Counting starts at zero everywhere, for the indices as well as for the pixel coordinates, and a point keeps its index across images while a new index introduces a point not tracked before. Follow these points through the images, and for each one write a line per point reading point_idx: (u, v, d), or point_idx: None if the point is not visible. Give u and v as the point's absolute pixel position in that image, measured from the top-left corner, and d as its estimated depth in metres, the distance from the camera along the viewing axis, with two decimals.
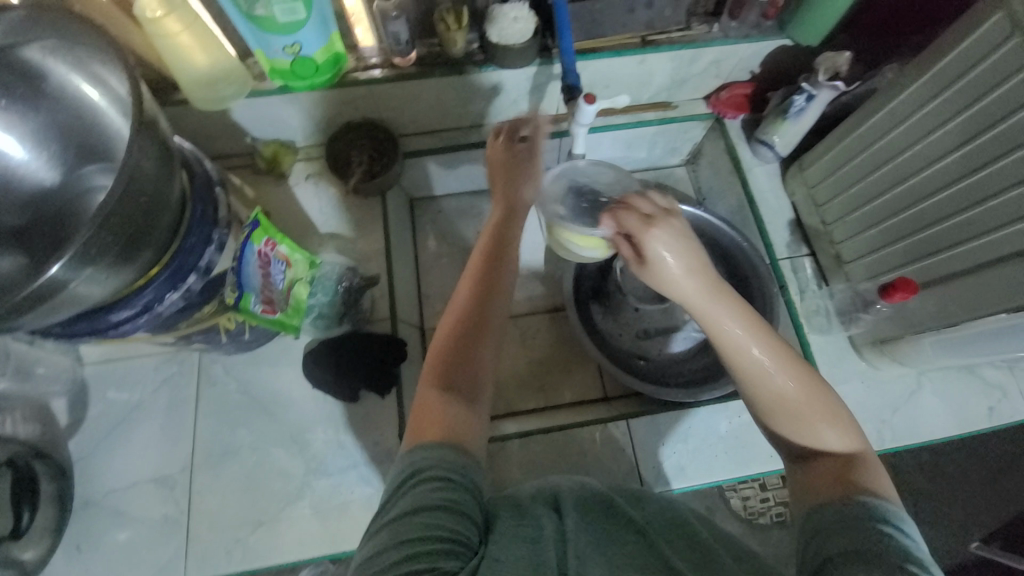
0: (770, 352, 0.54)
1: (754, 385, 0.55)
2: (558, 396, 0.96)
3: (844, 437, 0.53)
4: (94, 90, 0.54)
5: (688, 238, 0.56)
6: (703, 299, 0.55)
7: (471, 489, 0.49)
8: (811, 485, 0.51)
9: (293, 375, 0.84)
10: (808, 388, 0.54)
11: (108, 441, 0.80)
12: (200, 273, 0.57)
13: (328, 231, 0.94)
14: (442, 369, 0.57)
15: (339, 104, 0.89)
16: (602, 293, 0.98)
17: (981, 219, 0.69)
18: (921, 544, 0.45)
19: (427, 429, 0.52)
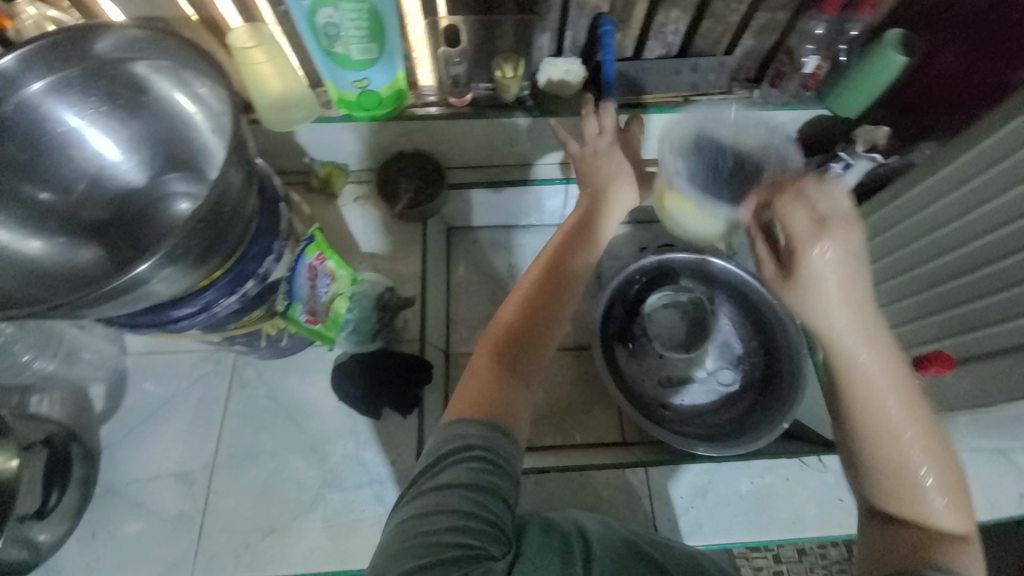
0: (895, 393, 0.52)
1: (863, 419, 0.53)
2: (576, 435, 0.95)
3: (951, 514, 0.50)
4: (193, 106, 0.59)
5: (857, 261, 0.53)
6: (846, 324, 0.53)
7: (512, 473, 0.50)
8: (891, 550, 0.49)
9: (321, 386, 0.86)
10: (931, 444, 0.52)
11: (138, 431, 0.82)
12: (257, 280, 0.61)
13: (370, 250, 0.98)
14: (501, 338, 0.58)
15: (396, 136, 0.95)
16: (627, 336, 1.00)
17: (1011, 305, 0.72)
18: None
19: (479, 400, 0.53)
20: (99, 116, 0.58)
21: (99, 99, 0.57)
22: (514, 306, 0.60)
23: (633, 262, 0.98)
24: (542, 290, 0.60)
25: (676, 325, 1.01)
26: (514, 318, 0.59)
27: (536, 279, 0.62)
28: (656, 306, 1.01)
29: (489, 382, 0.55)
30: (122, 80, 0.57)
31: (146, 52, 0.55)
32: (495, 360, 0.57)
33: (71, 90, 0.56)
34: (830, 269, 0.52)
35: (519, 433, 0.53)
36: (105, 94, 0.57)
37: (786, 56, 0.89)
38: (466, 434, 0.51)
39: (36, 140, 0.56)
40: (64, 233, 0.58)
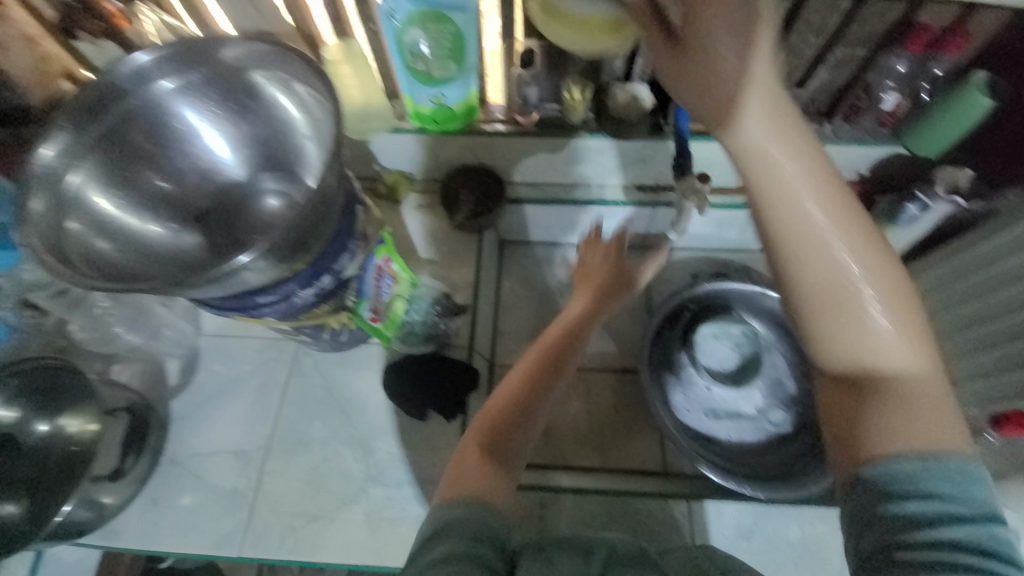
0: (829, 204, 0.43)
1: (806, 263, 0.44)
2: (616, 460, 0.94)
3: (908, 356, 0.44)
4: (296, 114, 0.64)
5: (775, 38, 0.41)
6: (770, 133, 0.42)
7: (487, 538, 0.49)
8: (852, 439, 0.44)
9: (371, 383, 0.89)
10: (874, 270, 0.44)
11: (203, 408, 0.88)
12: (333, 275, 0.65)
13: (427, 257, 1.02)
14: (487, 433, 0.64)
15: (462, 150, 0.99)
16: (674, 366, 0.96)
17: None
18: (982, 499, 0.40)
19: (465, 483, 0.57)
20: (214, 116, 0.65)
21: (217, 103, 0.64)
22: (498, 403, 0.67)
23: (686, 287, 0.98)
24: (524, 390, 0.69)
25: (729, 357, 0.96)
26: (499, 415, 0.66)
27: (518, 380, 0.70)
28: (707, 338, 0.97)
29: (476, 469, 0.59)
30: (239, 87, 0.64)
31: (264, 65, 0.61)
32: (481, 451, 0.62)
33: (195, 92, 0.63)
34: (737, 62, 0.41)
35: (501, 509, 0.55)
36: (223, 98, 0.64)
37: (864, 91, 0.85)
38: (465, 517, 0.51)
39: (161, 135, 0.64)
40: (174, 222, 0.65)
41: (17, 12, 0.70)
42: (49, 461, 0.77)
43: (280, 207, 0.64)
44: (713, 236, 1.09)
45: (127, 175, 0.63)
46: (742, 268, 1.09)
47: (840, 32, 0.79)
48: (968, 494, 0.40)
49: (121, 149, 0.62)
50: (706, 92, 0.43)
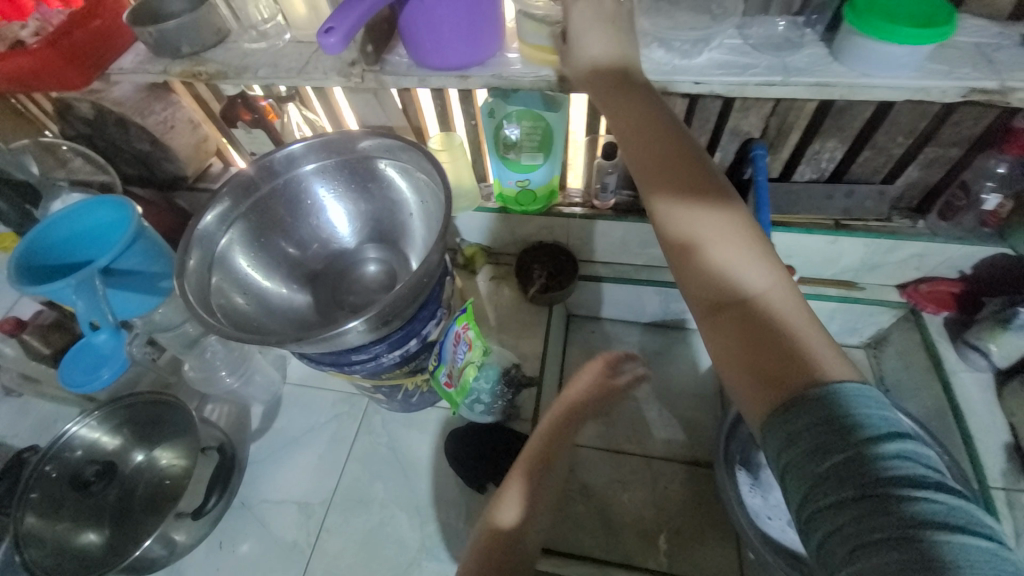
0: (661, 132, 0.52)
1: (661, 189, 0.51)
2: (685, 564, 0.86)
3: (765, 275, 0.45)
4: (414, 200, 0.75)
5: (616, 32, 0.58)
6: (609, 87, 0.56)
7: None
8: (740, 375, 0.41)
9: (435, 447, 0.91)
10: (711, 189, 0.50)
11: (277, 455, 0.92)
12: (419, 338, 0.70)
13: (497, 325, 1.05)
14: (488, 557, 0.59)
15: (541, 228, 1.05)
16: (751, 464, 0.90)
17: None
18: (879, 408, 0.34)
19: None
20: (341, 195, 0.76)
21: (348, 185, 0.75)
22: (502, 526, 0.63)
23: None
24: (526, 491, 0.67)
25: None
26: (501, 539, 0.61)
27: (522, 500, 0.66)
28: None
29: None
30: (368, 174, 0.74)
31: (396, 157, 0.71)
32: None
33: (328, 173, 0.74)
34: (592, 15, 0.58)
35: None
36: (354, 182, 0.75)
37: (961, 190, 0.81)
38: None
39: (295, 207, 0.74)
40: (293, 282, 0.75)
41: (189, 102, 0.89)
42: (147, 495, 0.85)
43: (384, 276, 0.76)
44: None
45: (263, 240, 0.73)
46: None
47: (931, 134, 0.78)
48: (865, 406, 0.34)
49: (262, 218, 0.73)
50: (578, 60, 0.58)
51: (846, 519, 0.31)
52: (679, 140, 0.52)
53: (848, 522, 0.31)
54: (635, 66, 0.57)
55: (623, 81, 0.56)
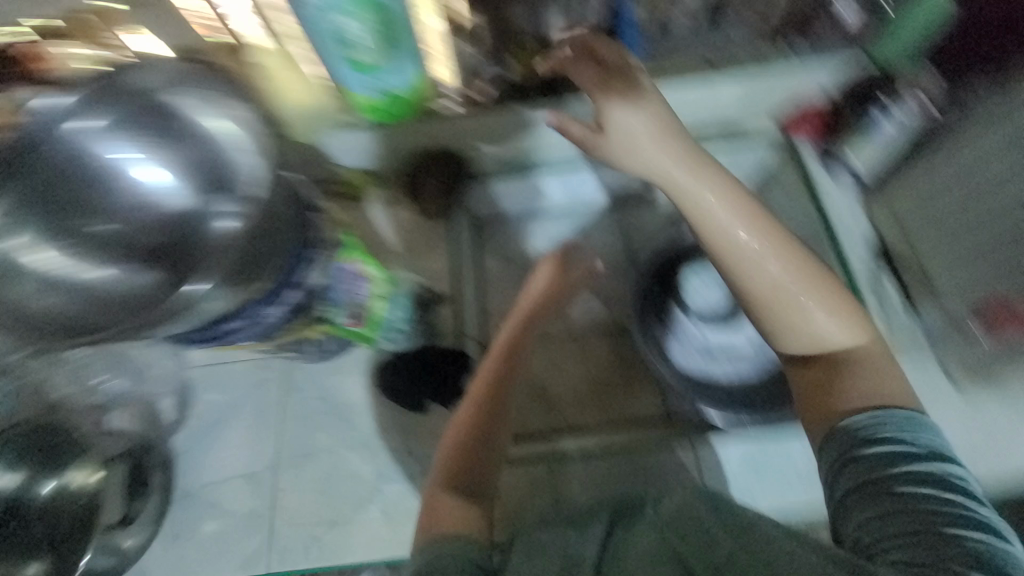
0: (737, 211, 0.59)
1: (744, 276, 0.58)
2: (617, 410, 0.96)
3: (846, 333, 0.56)
4: (223, 129, 0.67)
5: (659, 116, 0.64)
6: (683, 168, 0.61)
7: (468, 559, 0.55)
8: (808, 407, 0.57)
9: (367, 386, 0.89)
10: (796, 266, 0.57)
11: (206, 438, 0.89)
12: (296, 288, 0.66)
13: (400, 253, 1.01)
14: (452, 473, 0.65)
15: (417, 138, 0.96)
16: (660, 317, 0.93)
17: None
18: (918, 443, 0.50)
19: (445, 519, 0.60)
20: (153, 151, 0.72)
21: (152, 137, 0.71)
22: (450, 453, 0.67)
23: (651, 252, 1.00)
24: (479, 418, 0.69)
25: (717, 300, 0.92)
26: (453, 461, 0.66)
27: (467, 423, 0.69)
28: (690, 283, 0.94)
29: (445, 507, 0.62)
30: (161, 116, 0.69)
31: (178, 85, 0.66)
32: (449, 492, 0.64)
33: (128, 126, 0.70)
34: (646, 106, 0.64)
35: (481, 538, 0.59)
36: (155, 133, 0.70)
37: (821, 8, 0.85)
38: (440, 555, 0.55)
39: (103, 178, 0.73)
40: (129, 261, 0.73)
41: None
42: (46, 522, 0.75)
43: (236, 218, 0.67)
44: None
45: (72, 222, 0.72)
46: None
47: None
48: (897, 429, 0.51)
49: (53, 199, 0.70)
50: (625, 148, 0.64)
51: (874, 512, 0.48)
52: (759, 220, 0.59)
53: (916, 523, 0.46)
54: (678, 136, 0.63)
55: (689, 154, 0.62)
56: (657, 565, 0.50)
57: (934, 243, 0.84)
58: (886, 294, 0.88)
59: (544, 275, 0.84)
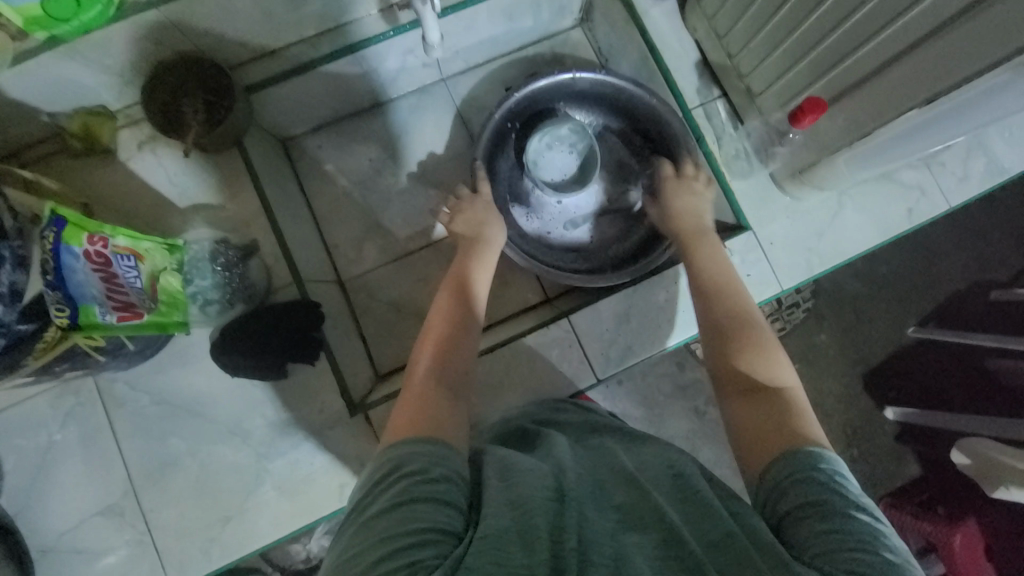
0: (721, 265, 0.72)
1: (712, 308, 0.67)
2: (499, 311, 0.97)
3: (787, 374, 0.57)
4: None
5: (696, 194, 0.82)
6: (700, 231, 0.78)
7: (455, 479, 0.46)
8: (752, 437, 0.51)
9: (209, 372, 0.76)
10: (748, 319, 0.64)
11: (33, 491, 0.73)
12: (5, 300, 0.49)
13: (191, 203, 0.79)
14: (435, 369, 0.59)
15: (136, 42, 0.70)
16: (521, 196, 0.94)
17: (866, 24, 0.62)
18: (856, 484, 0.44)
19: (425, 417, 0.52)
20: None
21: None
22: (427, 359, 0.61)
23: (497, 108, 0.86)
24: (455, 327, 0.65)
25: (568, 162, 0.91)
26: (434, 355, 0.61)
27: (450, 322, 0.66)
28: (540, 149, 0.90)
29: (424, 398, 0.55)
30: None
31: None
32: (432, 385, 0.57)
33: None
34: (689, 190, 0.82)
35: (461, 446, 0.51)
36: None
37: None
38: (414, 454, 0.47)
39: None
40: None
41: None
42: None
43: None
44: (505, 32, 0.94)
45: None
46: (548, 66, 1.01)
47: None
48: (843, 468, 0.45)
49: None
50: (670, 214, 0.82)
51: (822, 529, 0.40)
52: (737, 287, 0.68)
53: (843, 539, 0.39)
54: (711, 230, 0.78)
55: (701, 230, 0.78)
56: (633, 523, 0.42)
57: (749, 51, 0.80)
58: (716, 113, 0.88)
59: (486, 206, 0.83)
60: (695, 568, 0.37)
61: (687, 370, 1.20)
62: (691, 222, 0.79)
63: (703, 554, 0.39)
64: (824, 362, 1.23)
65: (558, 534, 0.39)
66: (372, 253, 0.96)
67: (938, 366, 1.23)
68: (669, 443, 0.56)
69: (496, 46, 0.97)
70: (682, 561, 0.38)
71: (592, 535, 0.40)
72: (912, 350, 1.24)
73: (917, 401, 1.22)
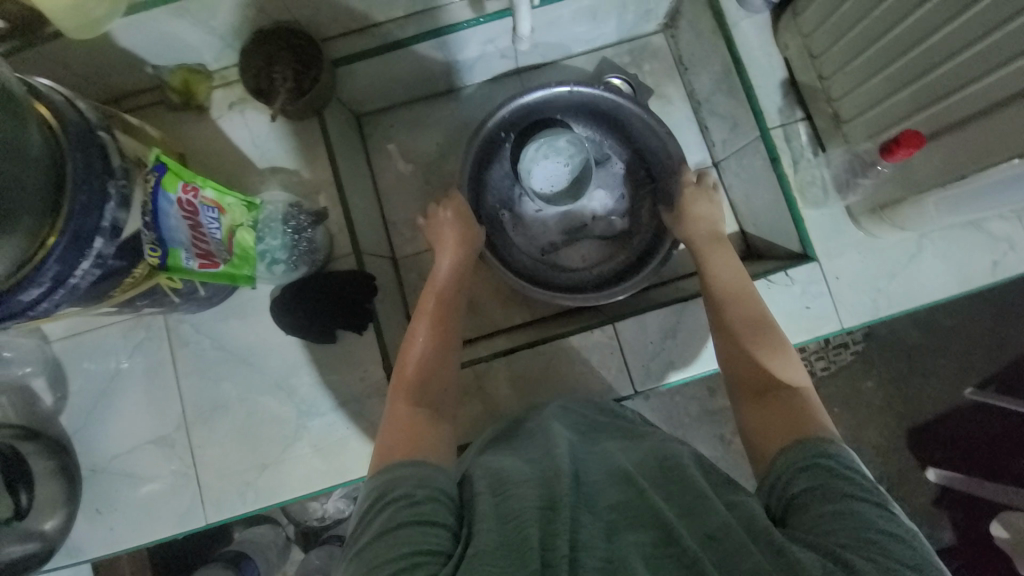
0: (731, 272, 0.71)
1: (728, 311, 0.66)
2: (542, 309, 0.95)
3: (799, 372, 0.58)
4: None
5: (712, 201, 0.81)
6: (712, 241, 0.77)
7: (440, 498, 0.46)
8: (764, 436, 0.53)
9: (266, 325, 0.81)
10: (764, 321, 0.64)
11: (97, 411, 0.80)
12: (107, 234, 0.51)
13: (269, 165, 0.83)
14: (413, 388, 0.61)
15: (242, 8, 0.74)
16: (511, 205, 0.95)
17: (981, 59, 0.58)
18: (866, 473, 0.45)
19: (402, 442, 0.53)
20: None
21: None
22: (413, 368, 0.64)
23: (491, 117, 0.86)
24: (435, 337, 0.68)
25: (561, 174, 0.91)
26: (416, 372, 0.63)
27: (432, 330, 0.69)
28: (535, 159, 0.90)
29: (406, 421, 0.57)
30: None
31: None
32: (411, 406, 0.59)
33: None
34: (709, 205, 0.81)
35: (441, 464, 0.52)
36: None
37: None
38: (397, 480, 0.48)
39: None
40: None
41: None
42: None
43: None
44: (587, 31, 0.94)
45: None
46: (625, 70, 1.00)
47: None
48: (853, 459, 0.47)
49: None
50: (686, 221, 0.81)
51: (829, 509, 0.42)
52: (747, 291, 0.68)
53: (852, 522, 0.40)
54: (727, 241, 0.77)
55: (716, 239, 0.77)
56: (634, 524, 0.41)
57: (843, 76, 0.77)
58: (797, 136, 0.84)
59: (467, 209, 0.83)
60: (691, 565, 0.37)
61: (721, 394, 1.17)
62: (706, 239, 0.77)
63: (702, 552, 0.38)
64: (869, 410, 1.17)
65: (549, 542, 0.39)
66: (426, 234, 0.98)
67: (994, 432, 1.15)
68: (668, 439, 0.55)
69: (576, 43, 0.97)
70: (679, 558, 0.38)
71: (585, 540, 0.40)
72: (967, 411, 1.16)
73: (963, 466, 1.15)
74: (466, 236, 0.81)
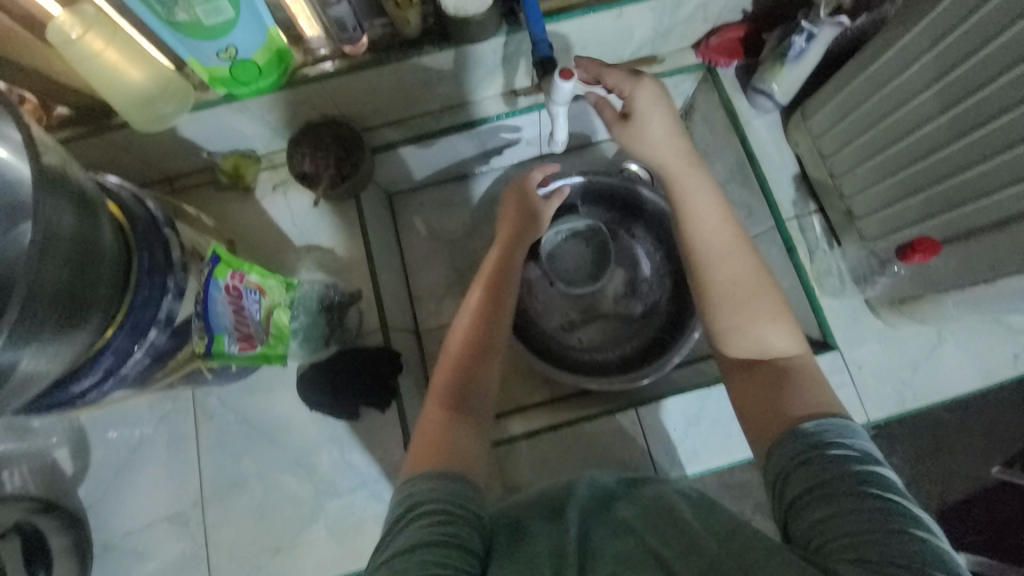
0: (711, 212, 0.63)
1: (711, 264, 0.62)
2: (562, 388, 0.95)
3: (787, 340, 0.58)
4: None
5: (663, 104, 0.65)
6: (675, 157, 0.65)
7: (475, 523, 0.48)
8: (754, 408, 0.55)
9: (291, 401, 0.81)
10: (754, 273, 0.61)
11: (116, 485, 0.79)
12: (160, 325, 0.55)
13: (305, 243, 0.88)
14: (448, 391, 0.61)
15: (296, 105, 0.81)
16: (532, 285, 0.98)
17: (991, 176, 0.62)
18: (862, 448, 0.48)
19: (434, 452, 0.54)
20: None
21: None
22: (445, 379, 0.62)
23: None
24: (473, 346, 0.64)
25: (580, 255, 0.97)
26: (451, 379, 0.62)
27: (466, 337, 0.64)
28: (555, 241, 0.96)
29: (437, 434, 0.57)
30: None
31: None
32: (448, 413, 0.59)
33: None
34: (658, 116, 0.65)
35: (478, 480, 0.53)
36: None
37: None
38: (430, 493, 0.49)
39: None
40: None
41: None
42: None
43: None
44: None
45: None
46: None
47: None
48: (844, 437, 0.49)
49: None
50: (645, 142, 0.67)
51: (827, 510, 0.44)
52: (733, 234, 0.63)
53: (850, 524, 0.42)
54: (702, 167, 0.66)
55: (683, 163, 0.65)
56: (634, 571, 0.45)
57: (852, 176, 0.81)
58: (811, 228, 0.87)
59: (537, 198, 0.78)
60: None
61: None
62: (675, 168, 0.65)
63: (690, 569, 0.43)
64: None
65: None
66: (449, 307, 1.00)
67: None
68: None
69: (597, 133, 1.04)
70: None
71: None
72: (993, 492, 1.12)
73: None
74: (523, 225, 0.76)
